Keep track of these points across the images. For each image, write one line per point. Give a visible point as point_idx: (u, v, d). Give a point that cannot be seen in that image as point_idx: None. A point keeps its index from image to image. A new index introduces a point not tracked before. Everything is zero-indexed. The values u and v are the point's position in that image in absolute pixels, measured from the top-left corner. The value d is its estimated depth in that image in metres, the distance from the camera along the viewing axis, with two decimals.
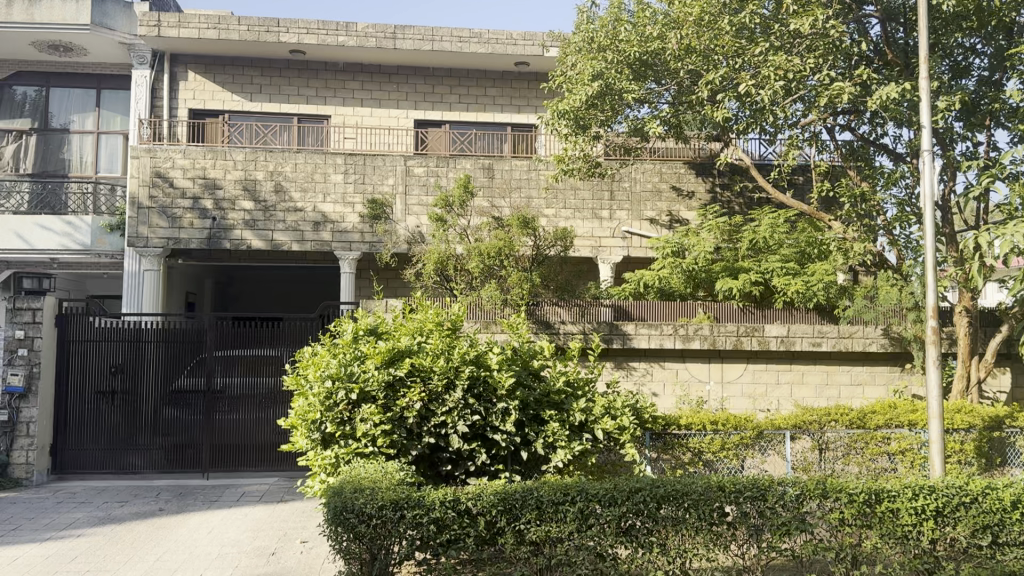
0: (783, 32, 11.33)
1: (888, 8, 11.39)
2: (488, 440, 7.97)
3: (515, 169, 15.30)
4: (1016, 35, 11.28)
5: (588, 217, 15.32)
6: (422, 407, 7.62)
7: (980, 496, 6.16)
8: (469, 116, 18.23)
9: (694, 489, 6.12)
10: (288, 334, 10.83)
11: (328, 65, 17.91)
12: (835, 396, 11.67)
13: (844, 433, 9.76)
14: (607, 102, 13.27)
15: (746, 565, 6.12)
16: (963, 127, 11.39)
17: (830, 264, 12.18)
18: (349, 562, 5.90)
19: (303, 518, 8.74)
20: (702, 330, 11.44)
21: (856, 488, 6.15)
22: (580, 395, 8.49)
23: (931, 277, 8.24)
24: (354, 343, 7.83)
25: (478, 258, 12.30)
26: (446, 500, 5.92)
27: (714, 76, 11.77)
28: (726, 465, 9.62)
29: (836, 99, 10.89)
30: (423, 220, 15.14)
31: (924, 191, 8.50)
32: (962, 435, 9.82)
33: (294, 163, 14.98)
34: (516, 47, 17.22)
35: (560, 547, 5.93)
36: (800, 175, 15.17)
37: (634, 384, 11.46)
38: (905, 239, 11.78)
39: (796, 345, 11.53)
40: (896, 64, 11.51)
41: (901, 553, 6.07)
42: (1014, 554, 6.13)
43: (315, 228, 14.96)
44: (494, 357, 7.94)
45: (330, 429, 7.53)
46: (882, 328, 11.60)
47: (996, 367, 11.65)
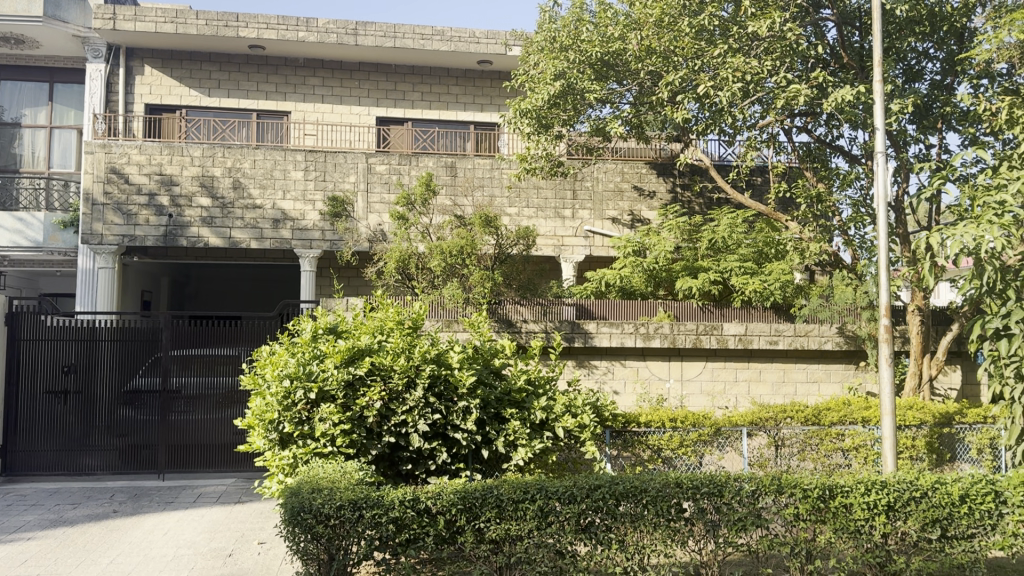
0: (742, 35, 11.47)
1: (844, 12, 11.59)
2: (448, 439, 7.97)
3: (478, 167, 15.30)
4: (967, 41, 11.60)
5: (550, 215, 15.36)
6: (382, 406, 7.58)
7: (930, 490, 6.31)
8: (431, 114, 18.21)
9: (652, 486, 6.18)
10: (248, 333, 10.73)
11: (288, 61, 17.73)
12: (791, 394, 11.88)
13: (799, 430, 9.94)
14: (569, 101, 13.33)
15: (703, 560, 6.19)
16: (916, 130, 11.60)
17: (787, 264, 12.34)
18: (307, 563, 5.87)
19: (262, 518, 8.65)
20: (662, 329, 11.55)
21: (811, 483, 6.24)
22: (541, 393, 8.52)
23: (884, 276, 8.35)
24: (313, 342, 7.77)
25: (440, 256, 12.24)
26: (405, 500, 5.88)
27: (674, 77, 11.90)
28: (684, 462, 9.73)
29: (792, 101, 11.06)
30: (385, 218, 15.05)
31: (878, 191, 8.56)
32: (914, 432, 10.01)
33: (253, 159, 14.81)
34: (479, 45, 17.21)
35: (520, 545, 5.95)
36: (759, 176, 15.38)
37: (595, 383, 11.51)
38: (860, 239, 11.96)
39: (753, 343, 11.70)
40: (851, 67, 11.74)
41: (854, 547, 6.18)
42: (962, 547, 6.28)
43: (275, 225, 14.80)
44: (455, 356, 7.92)
45: (287, 429, 7.47)
46: (837, 326, 11.85)
47: (948, 364, 11.94)
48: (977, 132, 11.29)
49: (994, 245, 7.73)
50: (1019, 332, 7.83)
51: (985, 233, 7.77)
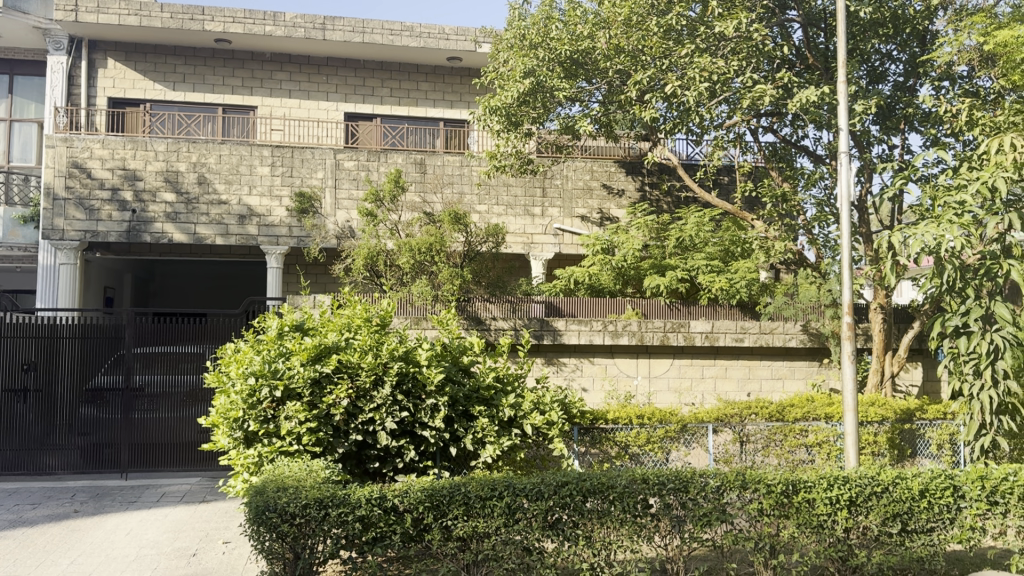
0: (709, 35, 11.57)
1: (810, 13, 11.73)
2: (416, 436, 7.95)
3: (447, 164, 15.23)
4: (929, 43, 11.79)
5: (519, 213, 15.37)
6: (349, 404, 7.54)
7: (891, 484, 6.40)
8: (400, 111, 18.13)
9: (619, 482, 6.20)
10: (213, 330, 10.61)
11: (255, 55, 17.55)
12: (756, 390, 12.03)
13: (764, 426, 10.06)
14: (539, 99, 13.34)
15: (669, 556, 6.25)
16: (879, 131, 11.77)
17: (753, 262, 12.45)
18: (272, 563, 5.81)
19: (227, 518, 8.56)
20: (630, 326, 11.61)
21: (775, 479, 6.33)
22: (509, 390, 8.51)
23: (847, 274, 8.43)
24: (279, 338, 7.70)
25: (409, 253, 12.19)
26: (372, 498, 5.85)
27: (642, 76, 11.98)
28: (651, 458, 9.81)
29: (758, 101, 11.16)
30: (353, 215, 14.93)
31: (841, 191, 8.66)
32: (876, 428, 10.21)
33: (218, 154, 14.63)
34: (448, 42, 17.16)
35: (487, 542, 5.95)
36: (725, 175, 15.51)
37: (564, 379, 11.56)
38: (824, 238, 12.12)
39: (720, 340, 11.81)
40: (816, 68, 11.89)
41: (817, 542, 6.28)
42: (921, 541, 6.39)
43: (241, 221, 14.64)
44: (423, 353, 7.89)
45: (252, 427, 7.41)
46: (801, 323, 12.01)
47: (909, 361, 12.15)
48: (938, 133, 11.46)
49: (954, 244, 7.86)
50: (977, 330, 8.07)
51: (945, 232, 7.88)
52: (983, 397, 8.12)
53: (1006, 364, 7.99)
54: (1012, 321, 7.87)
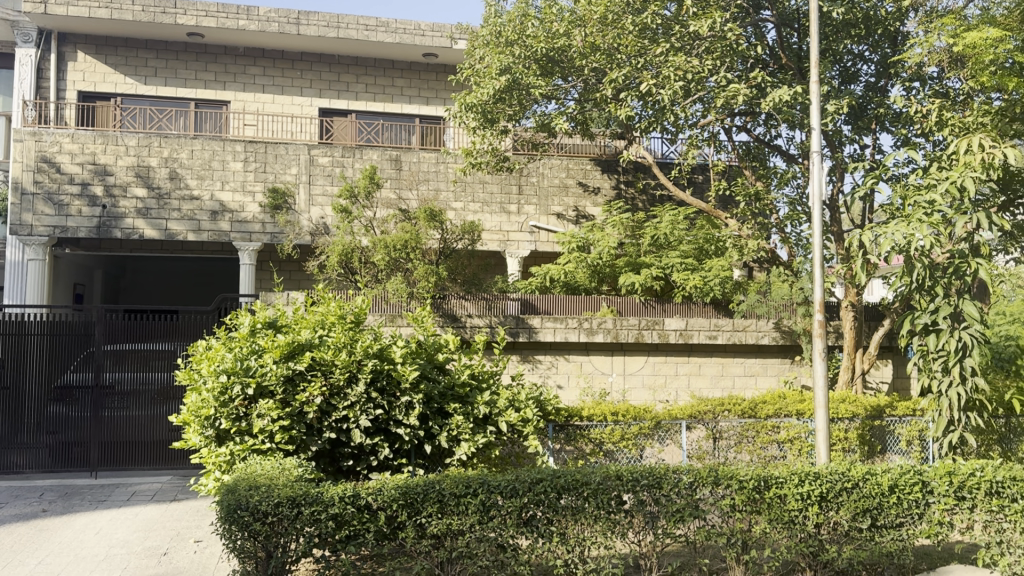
0: (683, 33, 11.63)
1: (783, 13, 11.83)
2: (391, 434, 7.91)
3: (423, 161, 15.16)
4: (900, 44, 11.93)
5: (495, 210, 15.36)
6: (322, 402, 7.50)
7: (861, 481, 6.48)
8: (375, 107, 18.03)
9: (593, 478, 6.23)
10: (184, 327, 10.52)
11: (228, 49, 17.37)
12: (728, 387, 12.15)
13: (736, 423, 10.12)
14: (515, 96, 13.32)
15: (643, 551, 6.28)
16: (851, 131, 11.89)
17: (726, 260, 12.51)
18: (243, 561, 5.76)
19: (199, 516, 8.46)
20: (605, 324, 11.65)
21: (747, 475, 6.39)
22: (484, 387, 8.51)
23: (819, 272, 8.50)
24: (251, 335, 7.63)
25: (384, 250, 12.10)
26: (345, 496, 5.82)
27: (617, 75, 12.02)
28: (626, 455, 9.84)
29: (731, 101, 11.25)
30: (327, 211, 14.82)
31: (813, 190, 8.73)
32: (847, 424, 10.34)
33: (190, 149, 14.46)
34: (424, 38, 17.11)
35: (461, 539, 5.95)
36: (700, 174, 15.59)
37: (539, 377, 11.59)
38: (796, 237, 12.23)
39: (694, 338, 11.90)
40: (790, 68, 11.99)
41: (788, 537, 6.34)
42: (891, 536, 6.47)
43: (213, 217, 14.49)
44: (398, 351, 7.85)
45: (224, 425, 7.34)
46: (773, 321, 12.10)
47: (879, 359, 12.31)
48: (908, 133, 11.60)
49: (923, 243, 7.98)
50: (946, 328, 8.18)
51: (915, 231, 7.99)
52: (951, 393, 8.26)
53: (973, 361, 8.12)
54: (980, 319, 8.00)
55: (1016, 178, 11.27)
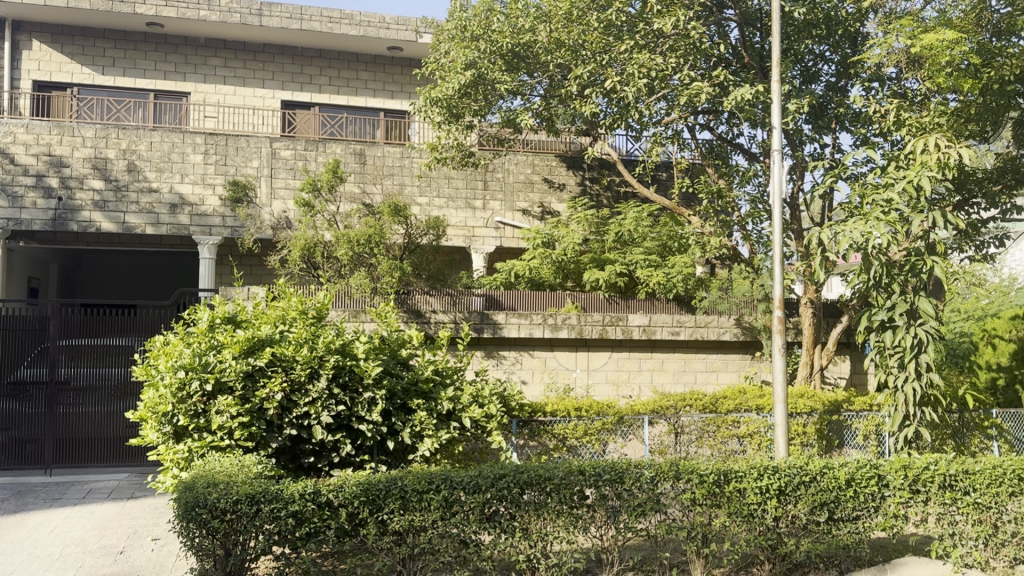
0: (647, 31, 11.69)
1: (746, 13, 11.96)
2: (353, 430, 7.84)
3: (388, 155, 15.06)
4: (859, 45, 12.12)
5: (460, 206, 15.30)
6: (283, 398, 7.42)
7: (819, 475, 6.58)
8: (340, 100, 17.87)
9: (555, 474, 6.25)
10: (142, 323, 10.33)
11: (189, 40, 17.08)
12: (691, 382, 12.27)
13: (697, 417, 10.21)
14: (480, 91, 13.28)
15: (604, 546, 6.30)
16: (811, 130, 12.03)
17: (689, 257, 12.56)
18: (202, 560, 5.69)
19: (157, 514, 8.33)
20: (570, 320, 11.70)
21: (707, 469, 6.46)
22: (448, 383, 8.48)
23: (779, 269, 8.59)
24: (209, 331, 7.54)
25: (347, 244, 11.98)
26: (306, 493, 5.76)
27: (582, 71, 12.06)
28: (589, 450, 9.88)
29: (694, 98, 11.35)
30: (289, 205, 14.64)
31: (774, 188, 8.82)
32: (805, 419, 10.45)
33: (149, 141, 14.20)
34: (388, 31, 16.99)
35: (423, 536, 5.91)
36: (664, 171, 15.69)
37: (504, 372, 11.60)
38: (757, 234, 12.37)
39: (657, 334, 12.01)
40: (752, 66, 12.10)
41: (748, 531, 6.41)
42: (848, 529, 6.59)
43: (172, 210, 14.26)
44: (360, 347, 7.80)
45: (182, 422, 7.23)
46: (735, 317, 12.27)
47: (838, 354, 12.52)
48: (868, 132, 11.80)
49: (880, 241, 8.11)
50: (902, 324, 8.32)
51: (873, 229, 8.14)
52: (907, 389, 8.40)
53: (928, 357, 8.28)
54: (935, 316, 8.17)
55: (970, 178, 11.53)
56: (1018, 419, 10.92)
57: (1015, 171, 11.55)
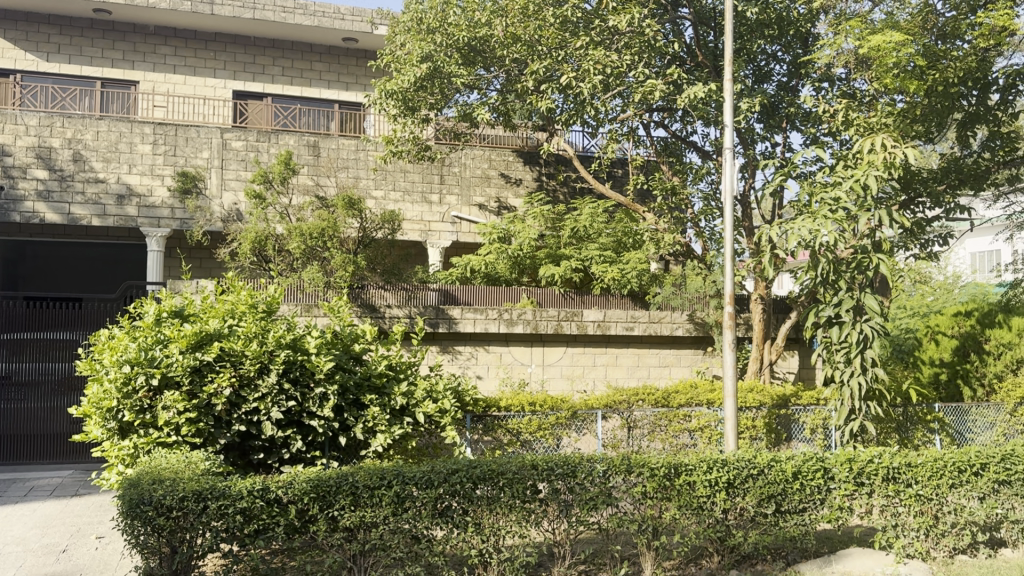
0: (603, 28, 11.81)
1: (700, 12, 12.12)
2: (304, 426, 7.77)
3: (342, 148, 14.88)
4: (810, 46, 12.31)
5: (416, 200, 15.20)
6: (232, 393, 7.32)
7: (767, 467, 6.70)
8: (293, 91, 17.63)
9: (508, 468, 6.26)
10: (87, 315, 10.16)
11: (138, 28, 16.72)
12: (644, 377, 12.42)
13: (649, 412, 10.31)
14: (436, 84, 13.20)
15: (556, 539, 6.31)
16: (763, 129, 12.21)
17: (643, 253, 12.62)
18: (147, 558, 5.59)
19: (101, 512, 8.15)
20: (525, 315, 11.75)
21: (657, 463, 6.53)
22: (402, 378, 8.42)
23: (729, 266, 8.72)
24: (156, 325, 7.40)
25: (300, 238, 11.84)
26: (254, 489, 5.69)
27: (538, 67, 12.09)
28: (543, 444, 9.91)
29: (649, 96, 11.46)
30: (240, 197, 14.39)
31: (725, 186, 8.93)
32: (754, 413, 10.65)
33: (95, 130, 13.85)
34: (343, 22, 16.82)
35: (375, 532, 5.86)
36: (619, 167, 15.75)
37: (459, 368, 11.60)
38: (710, 231, 12.50)
39: (611, 329, 12.12)
40: (705, 65, 12.24)
41: (697, 523, 6.50)
42: (794, 521, 6.72)
43: (119, 201, 13.93)
44: (312, 341, 7.72)
45: (127, 418, 7.09)
46: (687, 313, 12.46)
47: (787, 349, 12.75)
48: (817, 132, 12.02)
49: (828, 238, 8.27)
50: (848, 320, 8.51)
51: (821, 227, 8.31)
52: (852, 383, 8.56)
53: (874, 352, 8.48)
54: (880, 312, 8.38)
55: (916, 178, 11.79)
56: (959, 413, 11.19)
57: (959, 170, 11.86)
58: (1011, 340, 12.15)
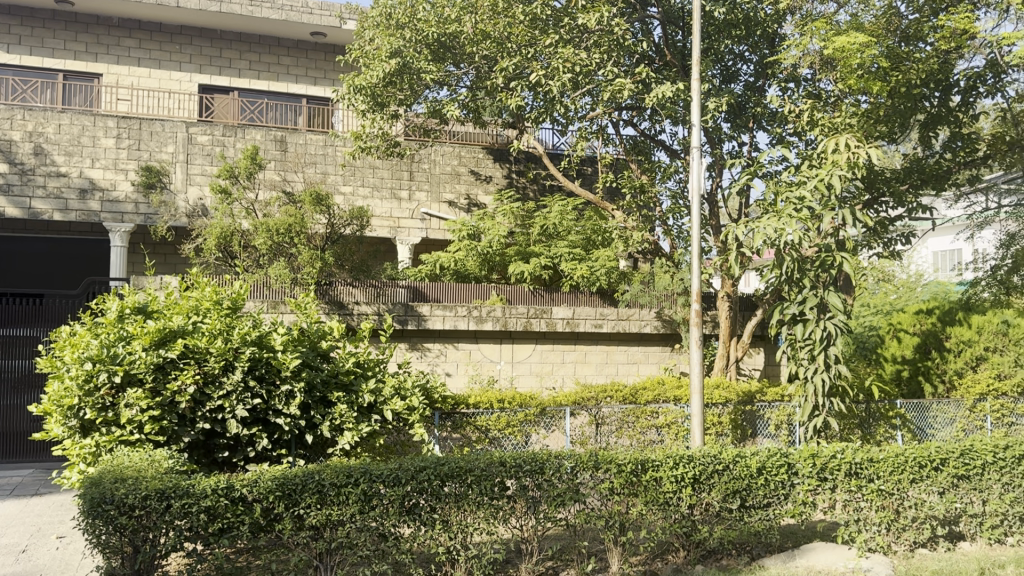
0: (572, 26, 11.87)
1: (669, 11, 12.19)
2: (270, 424, 7.72)
3: (310, 143, 14.75)
4: (777, 46, 12.45)
5: (385, 196, 15.11)
6: (196, 391, 7.23)
7: (731, 463, 6.78)
8: (260, 85, 17.46)
9: (476, 465, 6.26)
10: (49, 311, 9.99)
11: (101, 19, 16.48)
12: (612, 373, 12.54)
13: (618, 408, 10.36)
14: (405, 80, 13.15)
15: (524, 536, 6.32)
16: (730, 129, 12.34)
17: (612, 251, 12.67)
18: (109, 558, 5.52)
19: (62, 511, 8.03)
20: (494, 312, 11.75)
21: (625, 459, 6.57)
22: (370, 375, 8.39)
23: (696, 263, 8.79)
24: (118, 321, 7.31)
25: (266, 234, 11.73)
26: (218, 488, 5.63)
27: (508, 64, 12.12)
28: (511, 441, 9.93)
29: (618, 94, 11.53)
30: (206, 192, 14.21)
31: (692, 184, 9.00)
32: (720, 409, 10.76)
33: (57, 123, 13.62)
34: (312, 16, 16.69)
35: (341, 530, 5.83)
36: (589, 165, 15.80)
37: (428, 365, 11.59)
38: (678, 230, 12.59)
39: (580, 326, 12.20)
40: (673, 65, 12.34)
41: (664, 519, 6.57)
42: (759, 516, 6.82)
43: (82, 196, 13.71)
44: (278, 338, 7.65)
45: (89, 416, 7.00)
46: (655, 310, 12.58)
47: (752, 347, 12.91)
48: (783, 132, 12.17)
49: (792, 237, 8.38)
50: (813, 318, 8.63)
51: (785, 225, 8.42)
52: (816, 380, 8.67)
53: (837, 349, 8.58)
54: (843, 310, 8.51)
55: (880, 178, 11.97)
56: (920, 409, 11.43)
57: (921, 170, 12.09)
58: (970, 337, 12.40)
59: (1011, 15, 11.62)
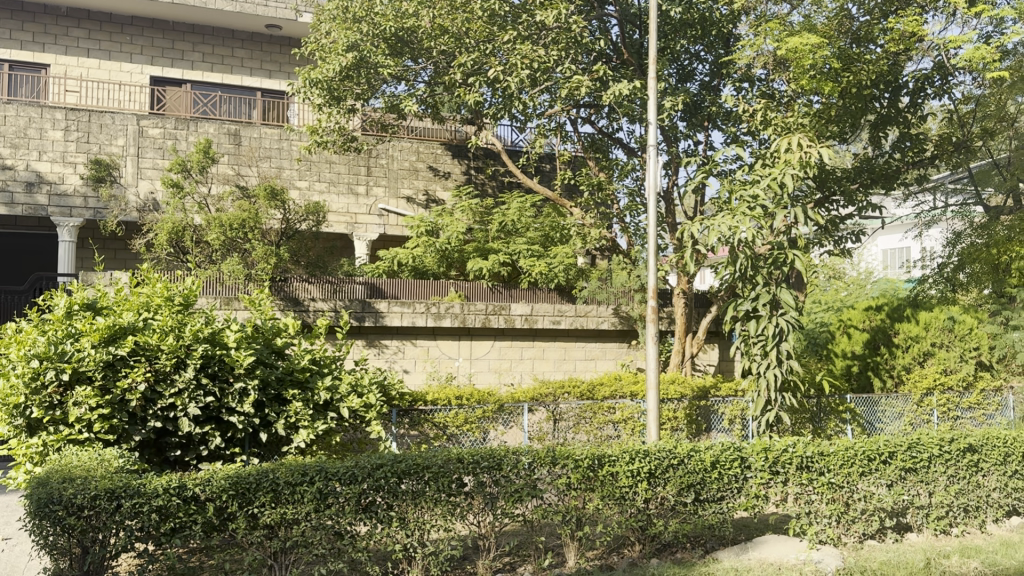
0: (531, 22, 11.86)
1: (626, 10, 12.30)
2: (223, 422, 7.61)
3: (265, 137, 14.55)
4: (732, 47, 12.61)
5: (342, 191, 14.97)
6: (147, 389, 7.10)
7: (686, 457, 6.86)
8: (213, 78, 17.15)
9: (433, 462, 6.24)
10: None
11: (49, 9, 16.07)
12: (569, 370, 12.62)
13: (575, 403, 10.43)
14: (363, 75, 13.00)
15: (481, 532, 6.33)
16: (687, 128, 12.48)
17: (570, 248, 12.71)
18: (57, 559, 5.41)
19: (7, 513, 7.82)
20: (452, 309, 11.75)
21: (582, 454, 6.62)
22: (326, 372, 8.34)
23: (652, 260, 8.87)
24: (67, 318, 7.17)
25: (219, 229, 11.56)
26: (170, 487, 5.54)
27: (466, 59, 12.11)
28: (469, 438, 9.91)
29: (575, 91, 11.60)
30: (157, 186, 13.94)
31: (648, 182, 9.04)
32: (675, 405, 10.89)
33: (2, 114, 13.25)
34: (267, 9, 16.47)
35: (296, 529, 5.78)
36: (548, 162, 15.82)
37: (385, 362, 11.53)
38: (634, 227, 12.70)
39: (538, 323, 12.28)
40: (630, 63, 12.44)
41: (620, 513, 6.62)
42: (712, 509, 6.91)
43: (28, 189, 13.34)
44: (231, 335, 7.56)
45: (35, 414, 6.82)
46: (612, 307, 12.71)
47: (707, 342, 13.09)
48: (737, 131, 12.35)
49: (746, 235, 8.49)
50: (765, 314, 8.77)
51: (739, 223, 8.51)
52: (768, 374, 8.80)
53: (789, 345, 8.74)
54: (795, 306, 8.68)
55: (831, 177, 12.22)
56: (870, 404, 11.71)
57: (870, 170, 12.38)
58: (918, 333, 12.71)
59: (957, 19, 11.94)
